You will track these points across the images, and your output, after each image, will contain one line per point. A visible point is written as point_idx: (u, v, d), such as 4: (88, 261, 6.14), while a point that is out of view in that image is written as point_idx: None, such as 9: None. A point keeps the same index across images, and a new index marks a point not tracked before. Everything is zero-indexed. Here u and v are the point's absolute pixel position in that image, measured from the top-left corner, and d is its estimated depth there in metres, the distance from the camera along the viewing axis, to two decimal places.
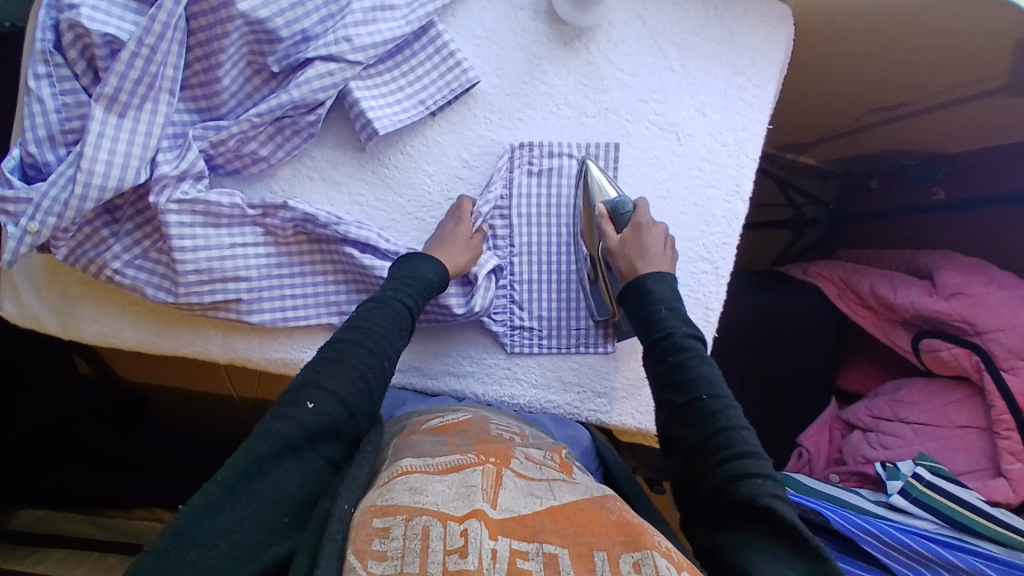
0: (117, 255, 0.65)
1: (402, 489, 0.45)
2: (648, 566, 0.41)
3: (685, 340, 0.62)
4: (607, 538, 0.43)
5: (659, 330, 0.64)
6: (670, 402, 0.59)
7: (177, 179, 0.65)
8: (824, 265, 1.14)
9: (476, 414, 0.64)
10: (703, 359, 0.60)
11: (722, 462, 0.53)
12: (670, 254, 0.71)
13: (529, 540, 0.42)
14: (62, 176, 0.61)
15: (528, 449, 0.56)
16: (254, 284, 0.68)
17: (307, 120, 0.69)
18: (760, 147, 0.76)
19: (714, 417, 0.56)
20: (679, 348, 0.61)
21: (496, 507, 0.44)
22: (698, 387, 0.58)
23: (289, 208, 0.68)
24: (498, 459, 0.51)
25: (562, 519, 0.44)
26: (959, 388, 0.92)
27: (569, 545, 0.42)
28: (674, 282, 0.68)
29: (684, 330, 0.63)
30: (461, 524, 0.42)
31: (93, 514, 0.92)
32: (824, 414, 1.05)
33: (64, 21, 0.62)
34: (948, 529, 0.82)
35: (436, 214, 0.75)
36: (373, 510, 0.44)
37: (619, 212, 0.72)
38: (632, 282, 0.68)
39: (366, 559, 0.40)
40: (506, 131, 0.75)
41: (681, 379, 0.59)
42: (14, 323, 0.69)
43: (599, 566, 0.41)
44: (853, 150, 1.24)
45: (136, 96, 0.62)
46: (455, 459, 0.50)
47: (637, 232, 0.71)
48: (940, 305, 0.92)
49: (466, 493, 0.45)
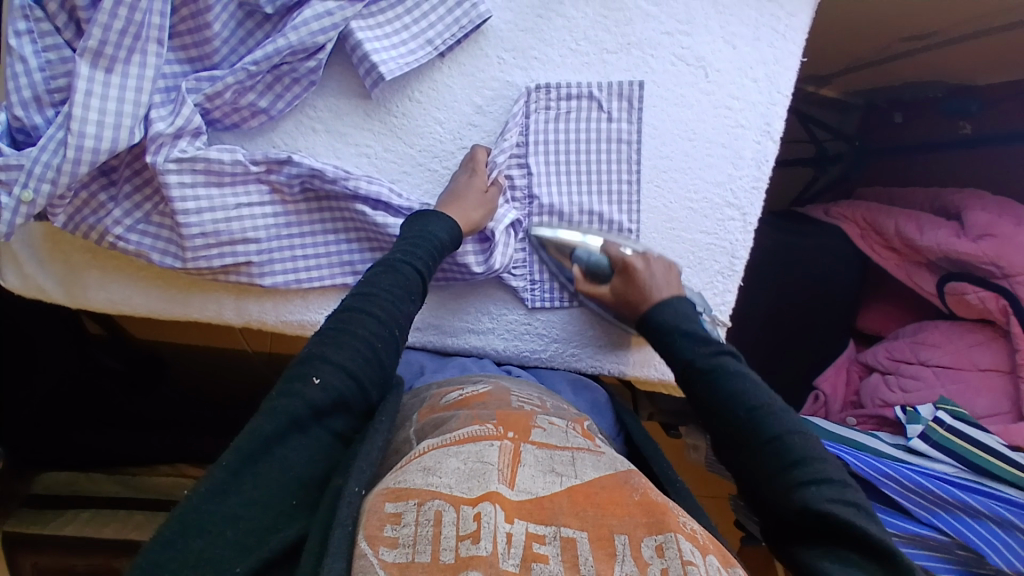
0: (118, 220, 0.62)
1: (416, 470, 0.45)
2: (671, 550, 0.41)
3: (711, 362, 0.60)
4: (628, 520, 0.42)
5: (679, 358, 0.62)
6: (712, 425, 0.58)
7: (174, 137, 0.60)
8: (847, 205, 1.10)
9: (495, 385, 0.63)
10: (732, 372, 0.59)
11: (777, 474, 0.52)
12: (670, 276, 0.68)
13: (546, 523, 0.41)
14: (53, 140, 0.57)
15: (549, 419, 0.54)
16: (263, 246, 0.65)
17: (308, 67, 0.64)
18: (793, 81, 0.71)
19: (762, 429, 0.54)
20: (703, 372, 0.60)
21: (514, 488, 0.43)
22: (706, 364, 0.60)
23: (293, 163, 0.64)
24: (517, 433, 0.49)
25: (582, 501, 0.43)
26: (982, 331, 0.91)
27: (589, 529, 0.41)
28: (687, 306, 0.65)
29: (709, 349, 0.61)
30: (474, 508, 0.41)
31: (118, 474, 0.93)
32: (841, 356, 1.06)
33: None
34: (968, 473, 0.82)
35: (449, 165, 0.70)
36: (386, 493, 0.43)
37: (597, 268, 0.69)
38: (641, 320, 0.66)
39: (377, 546, 0.40)
40: (521, 72, 0.70)
41: (715, 403, 0.58)
42: (18, 295, 0.66)
43: (620, 550, 0.41)
44: (880, 82, 1.17)
45: (122, 49, 0.57)
46: (473, 431, 0.49)
47: (627, 277, 0.68)
48: (968, 247, 0.88)
49: (480, 472, 0.44)
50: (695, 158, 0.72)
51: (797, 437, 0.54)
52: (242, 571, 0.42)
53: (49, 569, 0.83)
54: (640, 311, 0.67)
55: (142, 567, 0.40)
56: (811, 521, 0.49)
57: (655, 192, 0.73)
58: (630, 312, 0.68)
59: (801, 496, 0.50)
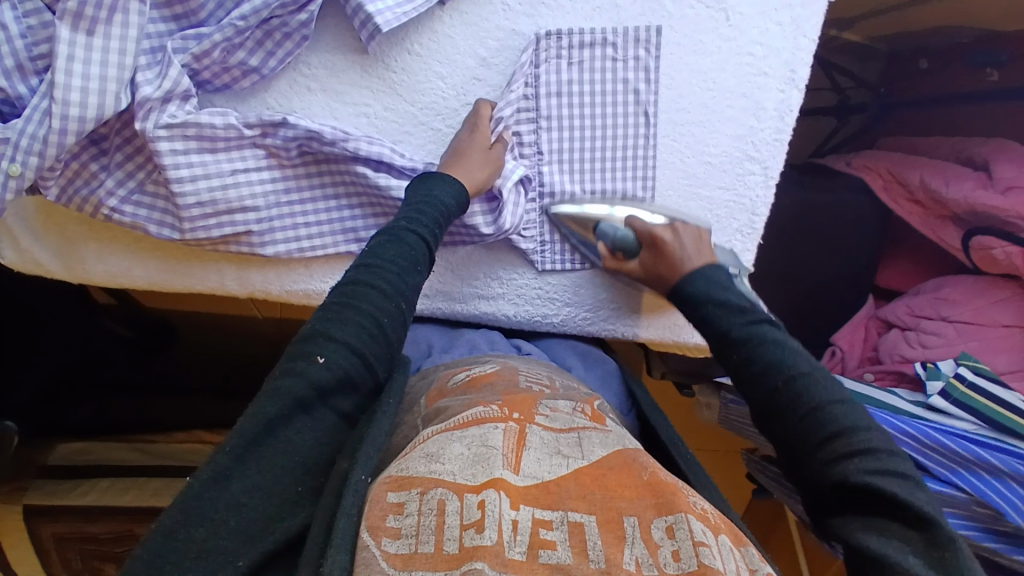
0: (112, 192, 0.59)
1: (418, 457, 0.44)
2: (682, 531, 0.39)
3: (751, 330, 0.56)
4: (638, 501, 0.41)
5: (717, 330, 0.58)
6: (761, 407, 0.54)
7: (162, 101, 0.57)
8: (869, 155, 1.05)
9: (505, 365, 0.61)
10: (769, 341, 0.55)
11: (823, 449, 0.49)
12: (702, 246, 0.64)
13: (553, 508, 0.40)
14: (38, 110, 0.54)
15: (556, 401, 0.53)
16: (263, 214, 0.63)
17: (298, 20, 0.60)
18: (820, 23, 0.66)
19: (806, 399, 0.51)
20: (739, 343, 0.56)
21: (519, 473, 0.42)
22: (775, 375, 0.53)
23: (289, 125, 0.61)
24: (523, 414, 0.48)
25: (589, 483, 0.42)
26: (1008, 287, 0.88)
27: (597, 511, 0.40)
28: (725, 276, 0.61)
29: (745, 317, 0.57)
30: (478, 496, 0.40)
31: (134, 439, 0.92)
32: (860, 313, 1.03)
33: None
34: (987, 430, 0.80)
35: (453, 122, 0.66)
36: (389, 482, 0.43)
37: (623, 242, 0.65)
38: (671, 290, 0.62)
39: (381, 536, 0.39)
40: (528, 19, 0.65)
41: (749, 377, 0.55)
42: (17, 270, 0.65)
43: (629, 532, 0.39)
44: (905, 23, 1.11)
45: (103, 9, 0.53)
46: (477, 414, 0.48)
47: (657, 250, 0.64)
48: (996, 200, 0.84)
49: (485, 457, 0.43)
50: (713, 110, 0.68)
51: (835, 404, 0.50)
52: (245, 561, 0.42)
53: (69, 536, 0.85)
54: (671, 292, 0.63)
55: (146, 556, 0.40)
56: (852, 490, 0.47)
57: (671, 147, 0.69)
58: (662, 287, 0.64)
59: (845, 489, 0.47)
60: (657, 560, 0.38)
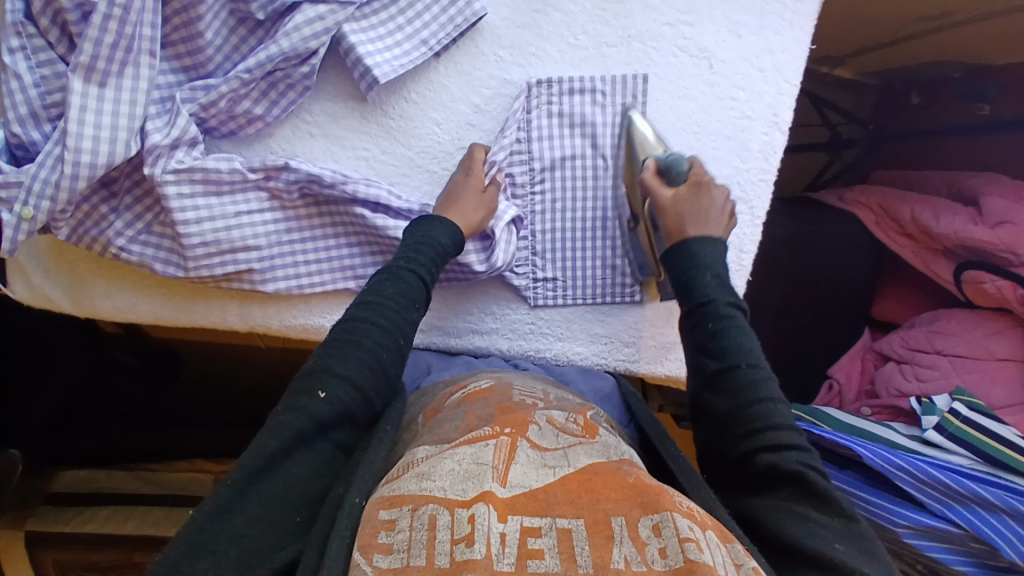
0: (120, 232, 0.62)
1: (410, 477, 0.45)
2: (668, 529, 0.40)
3: (726, 309, 0.57)
4: (624, 502, 0.43)
5: (698, 296, 0.58)
6: (703, 370, 0.56)
7: (170, 148, 0.60)
8: (861, 189, 1.07)
9: (499, 379, 0.63)
10: (742, 329, 0.56)
11: (752, 436, 0.51)
12: (726, 221, 0.64)
13: (542, 515, 0.42)
14: (51, 156, 0.57)
15: (549, 412, 0.55)
16: (264, 253, 0.65)
17: (301, 72, 0.63)
18: (801, 69, 0.69)
19: (750, 389, 0.52)
20: (718, 318, 0.56)
21: (506, 485, 0.44)
22: (736, 358, 0.54)
23: (291, 169, 0.64)
24: (515, 428, 0.50)
25: (576, 488, 0.43)
26: (1001, 320, 0.90)
27: (584, 515, 0.42)
28: (723, 250, 0.62)
29: (725, 298, 0.58)
30: (468, 510, 0.41)
31: (138, 468, 0.95)
32: (857, 345, 1.05)
33: None
34: (982, 465, 0.80)
35: (448, 165, 0.69)
36: (380, 501, 0.44)
37: (674, 170, 0.65)
38: (674, 246, 0.62)
39: (372, 554, 0.40)
40: (520, 68, 0.68)
41: (716, 348, 0.55)
42: (28, 304, 0.67)
43: (617, 532, 0.41)
44: (893, 62, 1.13)
45: (114, 62, 0.57)
46: (467, 435, 0.50)
47: (696, 191, 0.64)
48: (985, 234, 0.86)
49: (476, 473, 0.44)
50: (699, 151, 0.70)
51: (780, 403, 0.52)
52: None
53: (71, 563, 0.86)
54: (684, 231, 0.62)
55: None
56: (781, 479, 0.49)
57: None
58: (674, 226, 0.63)
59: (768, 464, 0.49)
60: (646, 557, 0.39)
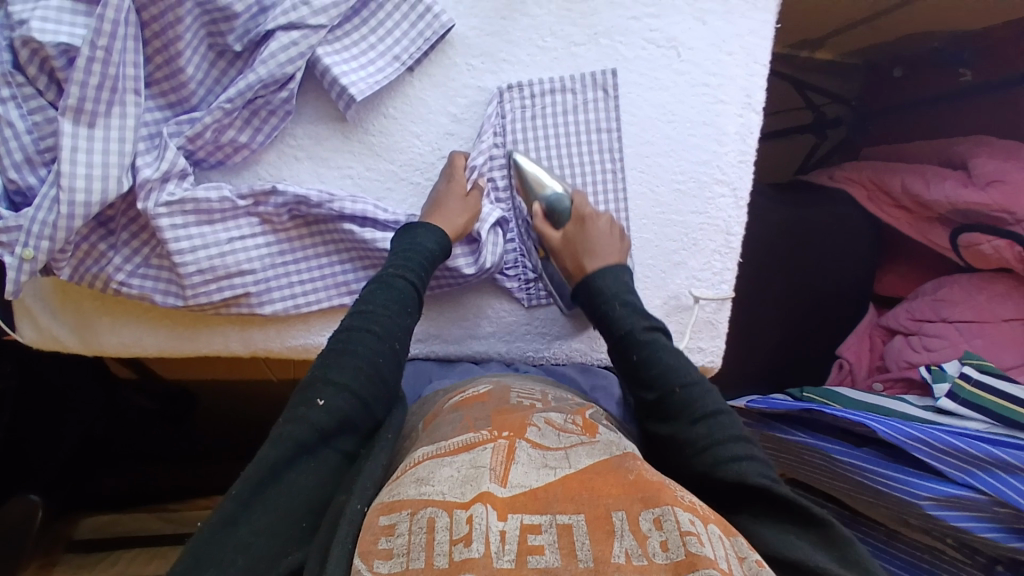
0: (119, 267, 0.64)
1: (409, 482, 0.46)
2: (669, 522, 0.41)
3: (645, 334, 0.60)
4: (624, 497, 0.43)
5: (617, 327, 0.61)
6: (644, 402, 0.59)
7: (161, 181, 0.62)
8: (850, 166, 1.08)
9: (497, 383, 0.64)
10: (664, 350, 0.59)
11: (701, 455, 0.53)
12: (620, 244, 0.68)
13: (541, 512, 0.42)
14: (47, 198, 0.59)
15: (548, 414, 0.55)
16: (260, 276, 0.67)
17: (281, 98, 0.65)
18: (769, 50, 0.70)
19: (688, 409, 0.55)
20: (639, 345, 0.60)
21: (506, 485, 0.44)
22: (667, 384, 0.57)
23: (278, 192, 0.66)
24: (513, 431, 0.50)
25: (576, 487, 0.44)
26: (1004, 281, 0.88)
27: (585, 511, 0.42)
28: (623, 276, 0.65)
29: (639, 322, 0.61)
30: (467, 511, 0.42)
31: (155, 510, 0.96)
32: (863, 323, 1.03)
33: (17, 38, 0.59)
34: (999, 428, 0.78)
35: (431, 176, 0.71)
36: (380, 508, 0.44)
37: (557, 209, 0.69)
38: (580, 281, 0.66)
39: (372, 560, 0.40)
40: (491, 75, 0.70)
41: (648, 378, 0.59)
42: (35, 347, 0.69)
43: (618, 527, 0.41)
44: (871, 40, 1.14)
45: (102, 103, 0.59)
46: (466, 438, 0.50)
47: (581, 225, 0.68)
48: (977, 197, 0.85)
49: (473, 476, 0.45)
50: (677, 139, 0.72)
51: (726, 415, 0.55)
52: None
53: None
54: (582, 263, 0.67)
55: None
56: (741, 494, 0.50)
57: (641, 177, 0.72)
58: (573, 264, 0.68)
59: (722, 475, 0.51)
60: (646, 550, 0.40)
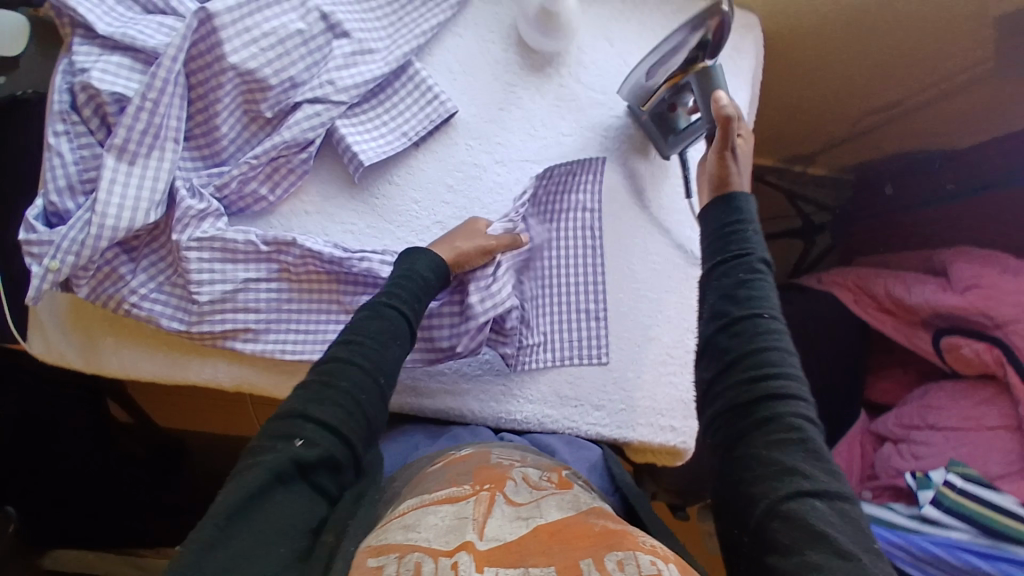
0: (133, 290, 0.71)
1: (397, 528, 0.48)
2: (631, 565, 0.41)
3: (757, 265, 0.59)
4: (592, 545, 0.43)
5: (736, 246, 0.60)
6: (725, 315, 0.58)
7: (201, 218, 0.71)
8: (836, 271, 1.08)
9: (478, 448, 0.64)
10: (768, 285, 0.58)
11: (761, 383, 0.53)
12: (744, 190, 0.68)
13: (515, 565, 0.42)
14: (80, 221, 0.67)
15: (525, 470, 0.58)
16: (262, 315, 0.73)
17: (300, 158, 0.75)
18: None
19: (764, 337, 0.55)
20: (749, 269, 0.59)
21: (484, 538, 0.45)
22: (757, 309, 0.57)
23: (297, 244, 0.72)
24: (493, 485, 0.52)
25: (548, 539, 0.44)
26: (988, 387, 0.88)
27: (557, 562, 0.42)
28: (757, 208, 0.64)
29: (761, 254, 0.60)
30: (451, 558, 0.42)
31: (126, 553, 0.98)
32: (855, 428, 1.00)
33: (77, 83, 0.70)
34: (982, 538, 0.81)
35: (425, 238, 0.77)
36: (368, 551, 0.46)
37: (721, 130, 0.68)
38: (725, 196, 0.63)
39: None
40: (487, 154, 0.79)
41: (742, 296, 0.58)
42: (41, 358, 0.74)
43: (586, 570, 0.41)
44: (858, 158, 1.23)
45: (143, 146, 0.69)
46: (450, 492, 0.52)
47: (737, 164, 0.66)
48: (955, 300, 0.90)
49: (456, 527, 0.46)
50: (650, 223, 0.79)
51: (789, 357, 0.55)
52: None
53: None
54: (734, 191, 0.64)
55: None
56: (779, 433, 0.52)
57: (619, 257, 0.79)
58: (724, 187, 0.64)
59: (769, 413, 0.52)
60: None
